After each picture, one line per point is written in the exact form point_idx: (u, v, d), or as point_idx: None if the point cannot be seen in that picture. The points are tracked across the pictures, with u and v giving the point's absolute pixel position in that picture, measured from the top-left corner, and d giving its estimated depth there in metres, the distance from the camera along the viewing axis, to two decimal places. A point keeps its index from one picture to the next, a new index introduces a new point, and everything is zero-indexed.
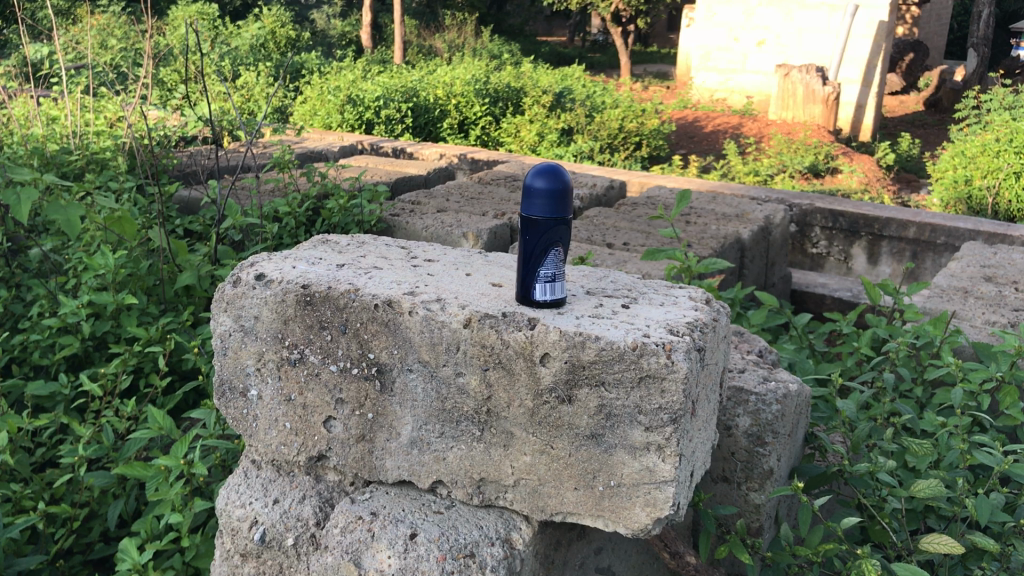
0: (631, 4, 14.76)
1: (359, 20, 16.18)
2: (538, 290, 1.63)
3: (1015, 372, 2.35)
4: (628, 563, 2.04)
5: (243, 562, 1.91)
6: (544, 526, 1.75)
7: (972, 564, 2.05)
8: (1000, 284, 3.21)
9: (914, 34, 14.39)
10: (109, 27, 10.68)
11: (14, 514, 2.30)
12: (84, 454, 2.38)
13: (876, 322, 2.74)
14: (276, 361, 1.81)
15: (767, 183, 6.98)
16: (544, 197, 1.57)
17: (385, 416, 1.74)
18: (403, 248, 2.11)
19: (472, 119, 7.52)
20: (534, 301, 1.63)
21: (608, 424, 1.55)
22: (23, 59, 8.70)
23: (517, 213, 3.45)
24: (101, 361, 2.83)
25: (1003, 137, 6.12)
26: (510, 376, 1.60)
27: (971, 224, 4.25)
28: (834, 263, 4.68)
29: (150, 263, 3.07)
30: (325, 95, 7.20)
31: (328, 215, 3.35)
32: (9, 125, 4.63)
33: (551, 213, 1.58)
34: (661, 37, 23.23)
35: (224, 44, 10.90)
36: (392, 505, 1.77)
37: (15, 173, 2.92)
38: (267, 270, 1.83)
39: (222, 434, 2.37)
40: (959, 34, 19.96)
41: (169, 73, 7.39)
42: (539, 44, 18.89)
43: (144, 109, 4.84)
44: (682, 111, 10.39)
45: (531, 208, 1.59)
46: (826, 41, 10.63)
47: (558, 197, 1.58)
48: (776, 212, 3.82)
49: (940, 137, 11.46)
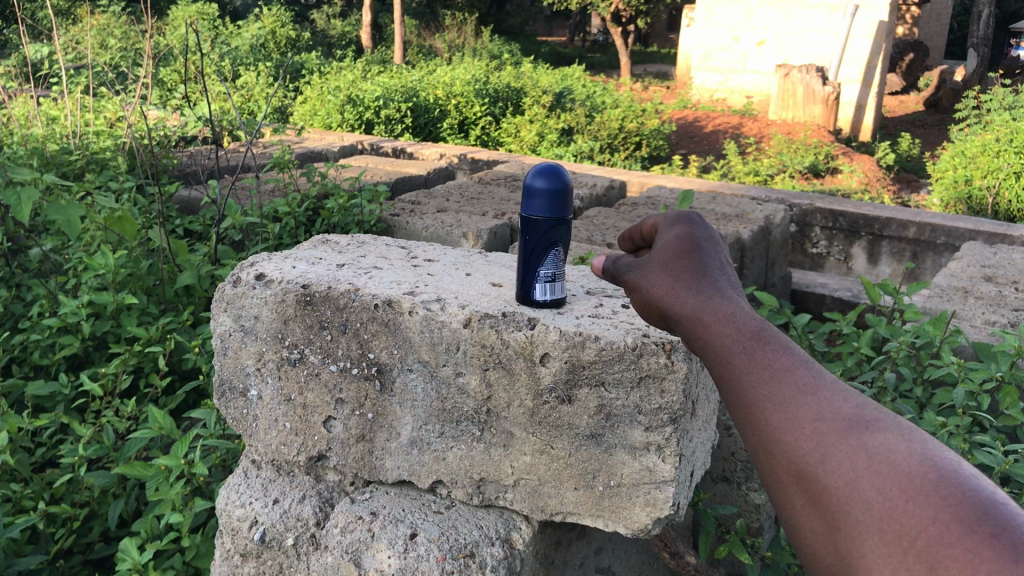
0: (631, 4, 14.76)
1: (359, 20, 16.19)
2: (536, 287, 1.64)
3: (1015, 372, 2.36)
4: (628, 563, 2.03)
5: (243, 562, 1.90)
6: (544, 526, 1.75)
7: None
8: (1000, 284, 3.21)
9: (914, 34, 14.40)
10: (109, 27, 10.68)
11: (14, 514, 2.30)
12: (84, 455, 2.37)
13: (876, 322, 2.74)
14: (276, 361, 1.81)
15: (767, 183, 6.97)
16: (544, 199, 1.54)
17: (385, 416, 1.74)
18: (403, 248, 2.12)
19: (472, 119, 7.52)
20: (531, 298, 1.65)
21: (608, 424, 1.55)
22: (24, 59, 8.70)
23: (517, 213, 3.45)
24: (101, 360, 2.83)
25: (1003, 138, 6.12)
26: (510, 376, 1.60)
27: (971, 224, 4.26)
28: (834, 263, 4.67)
29: (150, 263, 3.07)
30: (325, 95, 7.21)
31: (328, 215, 3.35)
32: (9, 125, 4.63)
33: (550, 215, 1.54)
34: (661, 37, 23.27)
35: (224, 44, 10.91)
36: (392, 505, 1.77)
37: (16, 174, 2.92)
38: (267, 270, 1.83)
39: (222, 434, 2.37)
40: (959, 32, 19.93)
41: (169, 73, 7.38)
42: (538, 44, 18.94)
43: (144, 109, 4.84)
44: (682, 111, 10.40)
45: (529, 209, 1.55)
46: (826, 41, 10.62)
47: (559, 198, 1.54)
48: (776, 213, 3.82)
49: (941, 137, 11.47)
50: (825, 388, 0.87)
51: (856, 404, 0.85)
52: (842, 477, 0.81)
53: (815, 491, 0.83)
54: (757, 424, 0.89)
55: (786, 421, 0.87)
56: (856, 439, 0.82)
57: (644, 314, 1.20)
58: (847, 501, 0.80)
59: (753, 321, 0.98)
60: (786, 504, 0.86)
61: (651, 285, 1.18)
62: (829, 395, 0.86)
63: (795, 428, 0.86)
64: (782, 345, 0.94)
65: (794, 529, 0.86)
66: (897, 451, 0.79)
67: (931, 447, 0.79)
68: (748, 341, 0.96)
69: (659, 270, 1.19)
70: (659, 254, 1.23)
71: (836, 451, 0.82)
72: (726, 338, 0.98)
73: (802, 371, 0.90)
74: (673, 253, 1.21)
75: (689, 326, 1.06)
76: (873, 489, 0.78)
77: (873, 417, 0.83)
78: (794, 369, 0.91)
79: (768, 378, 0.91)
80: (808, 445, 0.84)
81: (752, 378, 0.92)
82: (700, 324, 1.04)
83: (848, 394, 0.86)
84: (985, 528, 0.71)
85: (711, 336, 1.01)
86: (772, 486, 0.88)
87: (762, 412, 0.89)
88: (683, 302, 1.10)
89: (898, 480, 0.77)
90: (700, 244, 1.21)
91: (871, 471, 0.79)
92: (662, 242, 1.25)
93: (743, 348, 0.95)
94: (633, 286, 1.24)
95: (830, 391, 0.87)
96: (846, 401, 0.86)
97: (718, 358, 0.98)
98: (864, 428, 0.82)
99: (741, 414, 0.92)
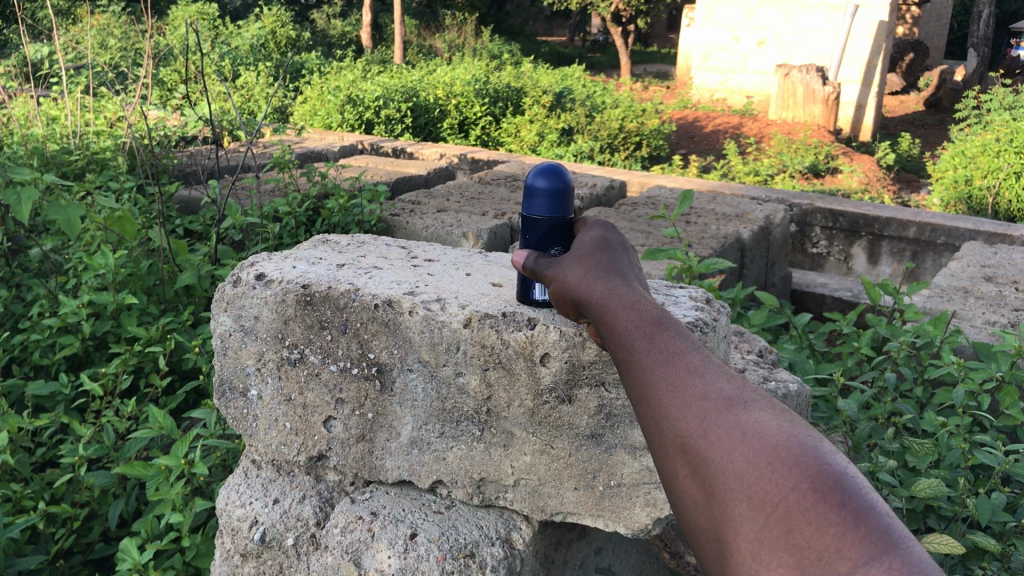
0: (631, 4, 14.76)
1: (359, 20, 16.18)
2: (534, 288, 1.61)
3: (1015, 372, 2.36)
4: (628, 563, 2.03)
5: (243, 562, 1.90)
6: (544, 526, 1.75)
7: (972, 564, 2.02)
8: (1000, 284, 3.21)
9: (914, 34, 14.40)
10: (109, 26, 10.68)
11: (14, 514, 2.30)
12: (84, 455, 2.37)
13: (876, 322, 2.74)
14: (276, 361, 1.81)
15: (768, 183, 6.96)
16: (543, 199, 1.50)
17: (385, 416, 1.74)
18: (403, 248, 2.12)
19: (472, 119, 7.51)
20: (531, 299, 1.62)
21: (608, 424, 1.55)
22: (24, 59, 8.70)
23: (517, 213, 3.45)
24: (101, 361, 2.83)
25: (1003, 137, 6.12)
26: (511, 376, 1.60)
27: (971, 224, 4.26)
28: (834, 263, 4.67)
29: (150, 263, 3.07)
30: (325, 95, 7.21)
31: (328, 215, 3.35)
32: (9, 125, 4.63)
33: (550, 216, 1.50)
34: (661, 37, 23.26)
35: (224, 44, 10.91)
36: (392, 505, 1.77)
37: (16, 173, 2.92)
38: (267, 270, 1.83)
39: (222, 434, 2.37)
40: (959, 32, 19.92)
41: (169, 73, 7.38)
42: (538, 44, 18.93)
43: (144, 109, 4.84)
44: (682, 111, 10.40)
45: (529, 209, 1.52)
46: (826, 41, 10.62)
47: (559, 199, 1.50)
48: (775, 213, 3.81)
49: (941, 137, 11.46)
50: (713, 375, 1.05)
51: (733, 387, 1.02)
52: (716, 450, 0.96)
53: (694, 459, 0.98)
54: (652, 401, 1.06)
55: (678, 402, 1.03)
56: (732, 415, 0.98)
57: (563, 306, 1.38)
58: (721, 465, 0.95)
59: (657, 318, 1.16)
60: (669, 469, 1.02)
61: (569, 281, 1.36)
62: (710, 381, 1.04)
63: (683, 404, 1.03)
64: (683, 341, 1.11)
65: (678, 491, 1.01)
66: (763, 424, 0.95)
67: (796, 426, 0.94)
68: (649, 335, 1.13)
69: (577, 266, 1.37)
70: (577, 254, 1.40)
71: (714, 426, 0.98)
72: (632, 332, 1.16)
73: (697, 360, 1.07)
74: (589, 253, 1.39)
75: (605, 320, 1.23)
76: (741, 456, 0.93)
77: (748, 398, 1.00)
78: (688, 357, 1.08)
79: (664, 364, 1.08)
80: (693, 421, 1.00)
81: (651, 366, 1.09)
82: (612, 317, 1.22)
83: (730, 382, 1.03)
84: (835, 496, 0.86)
85: (620, 330, 1.18)
86: (661, 459, 1.04)
87: (656, 394, 1.06)
88: (601, 297, 1.27)
89: (764, 450, 0.92)
90: (613, 246, 1.40)
91: (740, 440, 0.95)
92: (583, 244, 1.43)
93: (646, 340, 1.13)
94: (553, 284, 1.41)
95: (716, 377, 1.04)
96: (727, 385, 1.03)
97: (626, 346, 1.16)
98: (741, 406, 0.98)
99: (640, 394, 1.09)
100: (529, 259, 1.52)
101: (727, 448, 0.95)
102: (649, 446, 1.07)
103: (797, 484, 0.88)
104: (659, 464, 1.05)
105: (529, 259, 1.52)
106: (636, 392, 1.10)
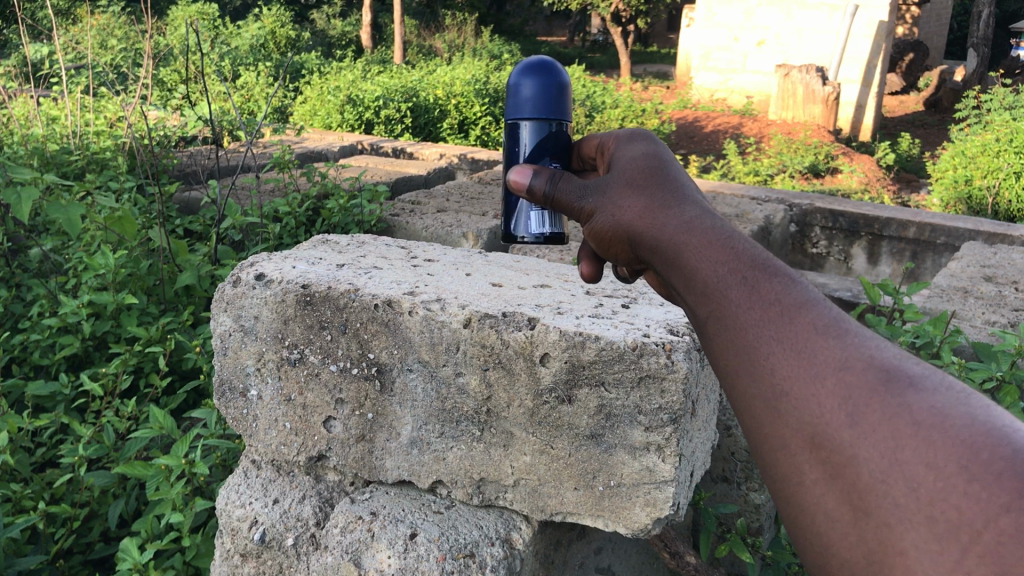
0: (631, 4, 14.77)
1: (359, 20, 16.20)
2: (526, 220, 1.34)
3: (1015, 372, 2.35)
4: (628, 563, 2.04)
5: (243, 562, 1.90)
6: (544, 526, 1.75)
7: None
8: (1000, 284, 3.21)
9: (914, 34, 14.40)
10: (109, 27, 10.71)
11: (14, 514, 2.30)
12: (84, 454, 2.37)
13: (876, 323, 2.72)
14: (276, 361, 1.81)
15: (767, 183, 6.96)
16: (533, 97, 1.29)
17: (385, 416, 1.74)
18: (403, 248, 2.13)
19: (472, 119, 7.40)
20: (521, 236, 1.34)
21: (608, 424, 1.55)
22: (23, 59, 8.71)
23: None
24: (101, 361, 2.83)
25: (1003, 138, 6.12)
26: (510, 376, 1.60)
27: (971, 224, 4.26)
28: (834, 263, 4.67)
29: (150, 263, 3.07)
30: (325, 95, 7.23)
31: (328, 215, 3.34)
32: (9, 125, 4.63)
33: (544, 115, 1.29)
34: (661, 37, 23.30)
35: (224, 44, 10.94)
36: (392, 505, 1.77)
37: (16, 173, 2.91)
38: (267, 270, 1.84)
39: (222, 434, 2.37)
40: (959, 32, 19.90)
41: (169, 73, 7.40)
42: (538, 44, 18.94)
43: (143, 110, 4.85)
44: (682, 112, 10.42)
45: (516, 112, 1.31)
46: (826, 41, 10.62)
47: (553, 95, 1.30)
48: (775, 213, 3.81)
49: (941, 137, 11.48)
50: (850, 333, 0.76)
51: (885, 356, 0.74)
52: (872, 452, 0.70)
53: (832, 458, 0.72)
54: (759, 373, 0.78)
55: (803, 375, 0.75)
56: (898, 399, 0.70)
57: (609, 245, 1.03)
58: (881, 476, 0.69)
59: (751, 248, 0.85)
60: (789, 466, 0.76)
61: (619, 212, 1.01)
62: (850, 344, 0.75)
63: (815, 381, 0.74)
64: (793, 280, 0.82)
65: (800, 497, 0.76)
66: (946, 415, 0.68)
67: (992, 414, 0.68)
68: (745, 273, 0.83)
69: (626, 193, 1.02)
70: (620, 176, 1.05)
71: (867, 413, 0.71)
72: (716, 270, 0.85)
73: (820, 311, 0.78)
74: (639, 177, 1.03)
75: (669, 253, 0.91)
76: (916, 461, 0.67)
77: (914, 372, 0.72)
78: (805, 305, 0.79)
79: (774, 321, 0.79)
80: (831, 404, 0.73)
81: (752, 320, 0.80)
82: (683, 251, 0.89)
83: (876, 345, 0.75)
84: None
85: (695, 265, 0.87)
86: (776, 452, 0.77)
87: (760, 357, 0.78)
88: (663, 226, 0.94)
89: (953, 454, 0.66)
90: (666, 164, 1.03)
91: (912, 438, 0.68)
92: (624, 161, 1.08)
93: (739, 281, 0.82)
94: (591, 216, 1.07)
95: (854, 338, 0.76)
96: (874, 351, 0.75)
97: (706, 290, 0.85)
98: (907, 386, 0.71)
99: (728, 351, 0.81)
100: (540, 181, 1.18)
101: (890, 450, 0.69)
102: (749, 432, 0.80)
103: (1013, 502, 0.62)
104: (767, 457, 0.78)
105: (541, 181, 1.18)
106: (731, 359, 0.81)
